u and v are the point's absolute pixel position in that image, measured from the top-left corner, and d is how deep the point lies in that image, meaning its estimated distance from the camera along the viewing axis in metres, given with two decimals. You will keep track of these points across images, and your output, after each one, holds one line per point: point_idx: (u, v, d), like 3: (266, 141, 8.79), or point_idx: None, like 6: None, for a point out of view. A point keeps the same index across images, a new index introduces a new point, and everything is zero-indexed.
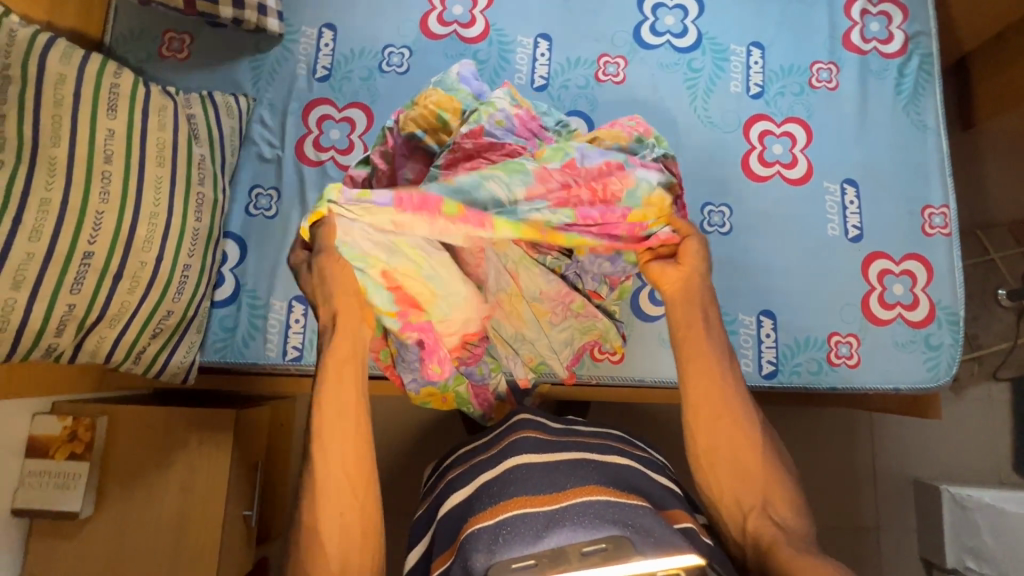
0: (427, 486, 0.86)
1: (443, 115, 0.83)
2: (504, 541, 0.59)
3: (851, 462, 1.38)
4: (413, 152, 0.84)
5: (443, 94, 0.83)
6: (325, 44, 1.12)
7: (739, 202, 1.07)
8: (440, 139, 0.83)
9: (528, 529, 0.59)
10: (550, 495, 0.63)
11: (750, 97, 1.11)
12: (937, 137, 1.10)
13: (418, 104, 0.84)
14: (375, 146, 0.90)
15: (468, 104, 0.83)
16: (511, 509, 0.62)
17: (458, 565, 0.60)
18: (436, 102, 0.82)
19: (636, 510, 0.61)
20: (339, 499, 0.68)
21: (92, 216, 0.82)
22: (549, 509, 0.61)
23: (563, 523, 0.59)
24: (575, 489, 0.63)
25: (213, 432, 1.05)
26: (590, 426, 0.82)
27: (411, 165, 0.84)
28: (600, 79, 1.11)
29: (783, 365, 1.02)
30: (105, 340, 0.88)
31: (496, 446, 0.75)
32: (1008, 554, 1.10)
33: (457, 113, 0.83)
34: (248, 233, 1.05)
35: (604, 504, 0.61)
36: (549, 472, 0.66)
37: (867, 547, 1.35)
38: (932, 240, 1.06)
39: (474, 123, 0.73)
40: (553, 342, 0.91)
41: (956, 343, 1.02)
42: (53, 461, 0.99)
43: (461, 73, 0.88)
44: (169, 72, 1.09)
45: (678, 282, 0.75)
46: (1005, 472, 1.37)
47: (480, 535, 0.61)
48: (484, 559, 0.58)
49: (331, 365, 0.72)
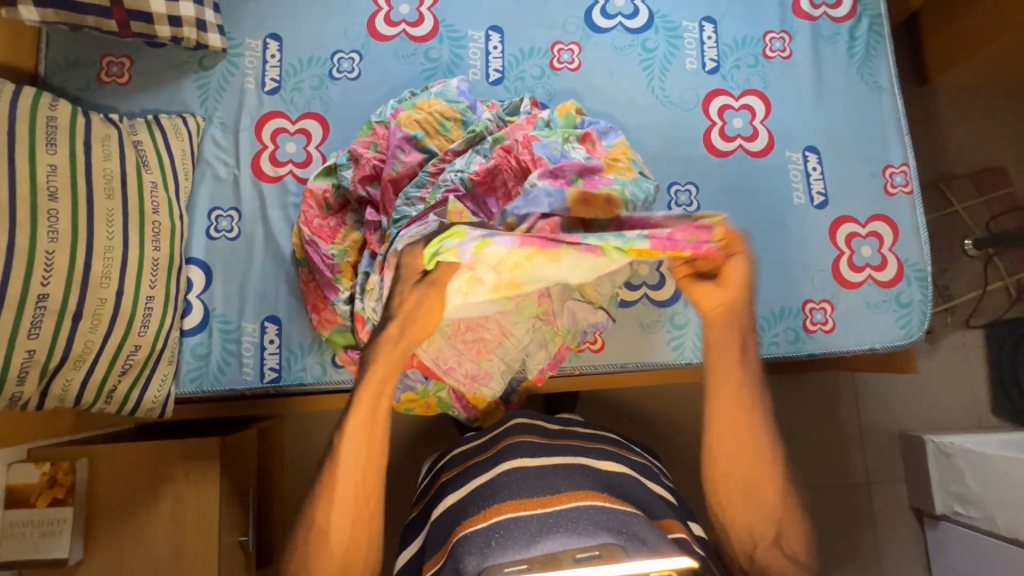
0: (422, 487, 0.86)
1: (445, 123, 0.91)
2: (498, 545, 0.60)
3: (838, 420, 1.41)
4: (409, 146, 0.89)
5: (445, 104, 0.92)
6: (272, 55, 1.09)
7: (704, 179, 1.07)
8: (438, 140, 0.90)
9: (522, 533, 0.60)
10: (545, 498, 0.63)
11: (706, 73, 1.11)
12: (891, 96, 1.12)
13: (421, 109, 0.92)
14: (362, 137, 0.96)
15: (468, 117, 0.92)
16: (506, 513, 0.63)
17: (450, 566, 0.61)
18: (439, 111, 0.91)
19: (630, 518, 0.61)
20: (337, 539, 0.70)
21: (42, 256, 0.79)
22: (542, 514, 0.61)
23: (558, 529, 0.59)
24: (569, 493, 0.64)
25: (199, 461, 1.03)
26: (586, 427, 0.83)
27: (405, 157, 0.88)
28: (555, 68, 1.10)
29: (762, 337, 1.03)
30: (72, 383, 0.85)
31: (490, 449, 0.76)
32: (993, 496, 1.13)
33: (458, 123, 0.92)
34: (211, 257, 1.03)
35: (598, 510, 0.61)
36: (541, 476, 0.67)
37: (860, 502, 1.38)
38: (894, 199, 1.08)
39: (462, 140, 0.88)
40: (529, 348, 0.89)
41: (925, 299, 1.05)
42: (36, 510, 0.95)
43: (460, 84, 0.96)
44: (112, 98, 1.05)
45: (722, 304, 0.74)
46: (984, 417, 1.41)
47: (474, 539, 0.61)
48: (476, 562, 0.59)
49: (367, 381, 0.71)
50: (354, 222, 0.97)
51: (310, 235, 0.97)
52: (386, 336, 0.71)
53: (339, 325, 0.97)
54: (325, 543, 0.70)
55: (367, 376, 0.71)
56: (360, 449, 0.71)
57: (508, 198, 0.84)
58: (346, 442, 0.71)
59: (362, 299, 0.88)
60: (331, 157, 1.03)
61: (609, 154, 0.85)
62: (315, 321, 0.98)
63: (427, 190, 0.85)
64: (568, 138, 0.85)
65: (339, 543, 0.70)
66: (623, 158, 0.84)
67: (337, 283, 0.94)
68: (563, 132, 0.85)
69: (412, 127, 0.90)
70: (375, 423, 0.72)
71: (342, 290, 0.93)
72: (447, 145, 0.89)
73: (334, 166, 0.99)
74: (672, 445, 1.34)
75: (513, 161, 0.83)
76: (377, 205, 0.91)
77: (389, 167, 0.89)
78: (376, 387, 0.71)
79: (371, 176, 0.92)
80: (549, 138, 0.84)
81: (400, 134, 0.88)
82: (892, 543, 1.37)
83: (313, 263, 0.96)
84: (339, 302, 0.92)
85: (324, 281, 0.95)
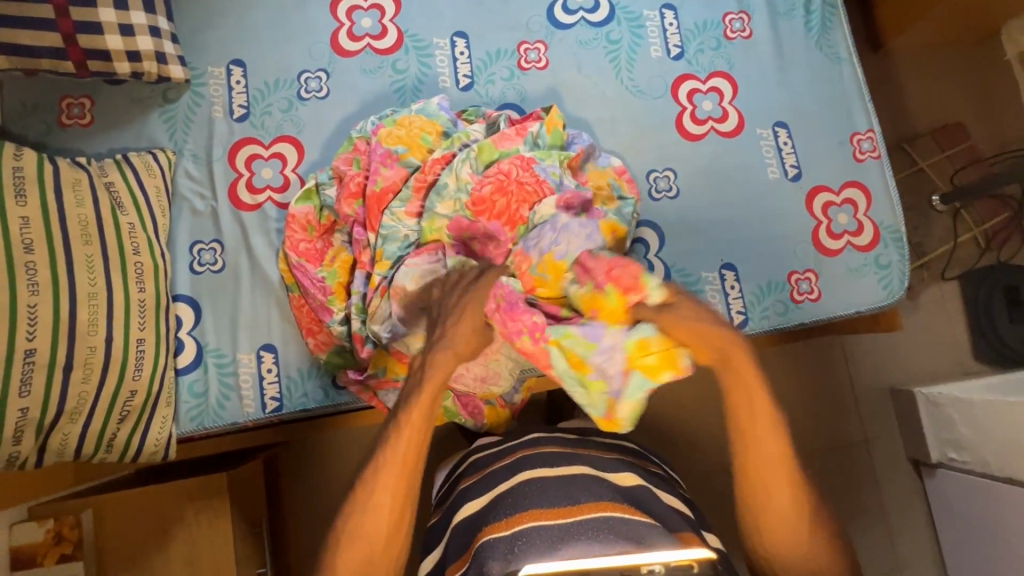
0: (442, 491, 0.87)
1: (426, 138, 0.93)
2: (521, 550, 0.61)
3: (830, 382, 1.45)
4: (390, 162, 0.91)
5: (425, 120, 0.94)
6: (237, 81, 1.07)
7: (682, 164, 1.09)
8: (420, 154, 0.93)
9: (544, 539, 0.62)
10: (566, 508, 0.65)
11: (671, 59, 1.12)
12: (851, 66, 1.15)
13: (401, 126, 0.93)
14: (343, 152, 0.96)
15: (449, 131, 0.94)
16: (527, 522, 0.64)
17: (475, 569, 0.63)
18: (419, 127, 0.93)
19: (650, 529, 0.61)
20: (373, 531, 0.73)
21: (24, 311, 0.77)
22: (565, 522, 0.64)
23: (579, 536, 0.61)
24: (589, 503, 0.65)
25: (207, 499, 1.01)
26: (606, 438, 0.85)
27: (387, 171, 0.91)
28: (523, 68, 1.10)
29: (753, 313, 1.06)
30: (70, 436, 0.83)
31: (509, 456, 0.78)
32: (982, 439, 1.18)
33: (439, 136, 0.94)
34: (198, 292, 1.01)
35: (617, 521, 0.63)
36: (561, 486, 0.69)
37: (858, 459, 1.43)
38: (864, 165, 1.11)
39: (448, 151, 0.91)
40: None
41: (903, 259, 1.08)
42: (45, 567, 0.96)
43: (440, 100, 0.96)
44: (75, 141, 1.03)
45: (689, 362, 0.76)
46: (969, 364, 1.46)
47: (497, 544, 0.63)
48: (500, 566, 0.60)
49: (423, 385, 0.76)
50: (342, 241, 0.98)
51: (297, 260, 0.96)
52: (445, 355, 0.77)
53: (336, 346, 0.98)
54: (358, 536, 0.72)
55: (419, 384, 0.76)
56: (404, 446, 0.74)
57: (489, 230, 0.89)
58: (396, 436, 0.75)
59: (361, 318, 0.92)
60: (310, 178, 1.02)
61: (590, 180, 0.95)
62: (313, 345, 0.98)
63: (415, 206, 0.91)
64: (562, 162, 0.91)
65: (369, 541, 0.72)
66: (604, 184, 0.95)
67: (331, 305, 0.95)
68: (557, 154, 0.91)
69: (393, 143, 0.92)
70: (419, 425, 0.75)
71: (337, 311, 0.94)
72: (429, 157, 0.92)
73: (314, 188, 0.98)
74: (674, 425, 1.36)
75: (505, 175, 0.87)
76: (364, 222, 0.94)
77: (373, 184, 0.91)
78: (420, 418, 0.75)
79: (356, 193, 0.93)
80: (545, 160, 0.89)
81: (380, 150, 0.90)
82: (894, 494, 1.42)
83: (304, 288, 0.97)
84: (334, 323, 0.94)
85: (317, 304, 0.95)
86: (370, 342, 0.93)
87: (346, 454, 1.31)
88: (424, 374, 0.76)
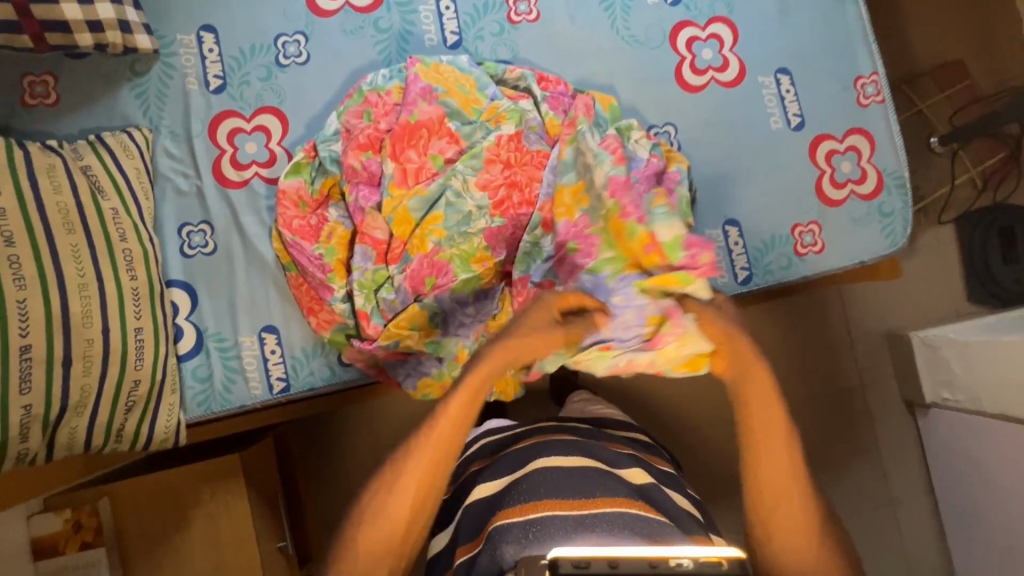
0: None
1: (462, 88, 0.92)
2: (535, 538, 0.63)
3: (828, 330, 1.47)
4: (430, 99, 0.90)
5: (459, 72, 0.93)
6: (209, 49, 1.00)
7: (682, 118, 1.06)
8: (466, 105, 0.92)
9: (560, 529, 0.63)
10: (580, 501, 0.66)
11: (669, 5, 1.07)
12: (854, 4, 1.10)
13: (435, 71, 0.93)
14: (352, 105, 0.94)
15: (482, 83, 0.94)
16: (543, 511, 0.65)
17: (487, 551, 0.64)
18: (454, 77, 0.92)
19: (664, 529, 0.63)
20: (401, 510, 0.71)
21: (14, 306, 0.75)
22: (580, 514, 0.64)
23: (594, 529, 0.63)
24: (605, 499, 0.66)
25: (224, 482, 1.03)
26: (621, 431, 0.87)
27: (426, 107, 0.90)
28: (513, 21, 1.04)
29: (756, 268, 1.05)
30: (78, 429, 0.83)
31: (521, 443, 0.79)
32: (975, 378, 1.21)
33: (473, 87, 0.93)
34: (192, 276, 0.98)
35: (633, 517, 0.64)
36: (577, 478, 0.69)
37: (854, 403, 1.47)
38: (868, 110, 1.08)
39: (514, 124, 0.90)
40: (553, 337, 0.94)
41: (906, 206, 1.07)
42: (68, 555, 0.97)
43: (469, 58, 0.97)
44: (43, 123, 0.97)
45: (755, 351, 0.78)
46: (963, 307, 1.48)
47: (511, 529, 0.64)
48: (514, 551, 0.62)
49: (484, 363, 0.73)
50: (339, 217, 0.95)
51: (292, 238, 0.94)
52: (496, 343, 0.73)
53: (339, 325, 0.95)
54: (384, 513, 0.71)
55: (480, 363, 0.73)
56: (453, 420, 0.72)
57: (503, 209, 0.88)
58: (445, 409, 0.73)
59: (364, 293, 0.91)
60: (297, 152, 0.97)
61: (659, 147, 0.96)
62: (315, 324, 0.96)
63: (482, 174, 0.88)
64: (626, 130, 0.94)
65: (392, 520, 0.71)
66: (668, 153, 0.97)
67: (331, 283, 0.93)
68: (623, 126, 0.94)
69: (431, 82, 0.91)
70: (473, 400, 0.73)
71: (337, 288, 0.93)
72: (469, 104, 0.92)
73: (303, 162, 0.95)
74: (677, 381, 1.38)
75: (513, 147, 0.89)
76: (367, 178, 0.92)
77: (408, 114, 0.90)
78: (463, 405, 0.72)
79: (365, 146, 0.91)
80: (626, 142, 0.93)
81: (420, 85, 0.89)
82: (887, 434, 1.47)
83: (302, 266, 0.94)
84: (336, 301, 0.92)
85: (317, 283, 0.93)
86: (376, 317, 0.91)
87: (355, 428, 1.32)
88: (485, 354, 0.73)
